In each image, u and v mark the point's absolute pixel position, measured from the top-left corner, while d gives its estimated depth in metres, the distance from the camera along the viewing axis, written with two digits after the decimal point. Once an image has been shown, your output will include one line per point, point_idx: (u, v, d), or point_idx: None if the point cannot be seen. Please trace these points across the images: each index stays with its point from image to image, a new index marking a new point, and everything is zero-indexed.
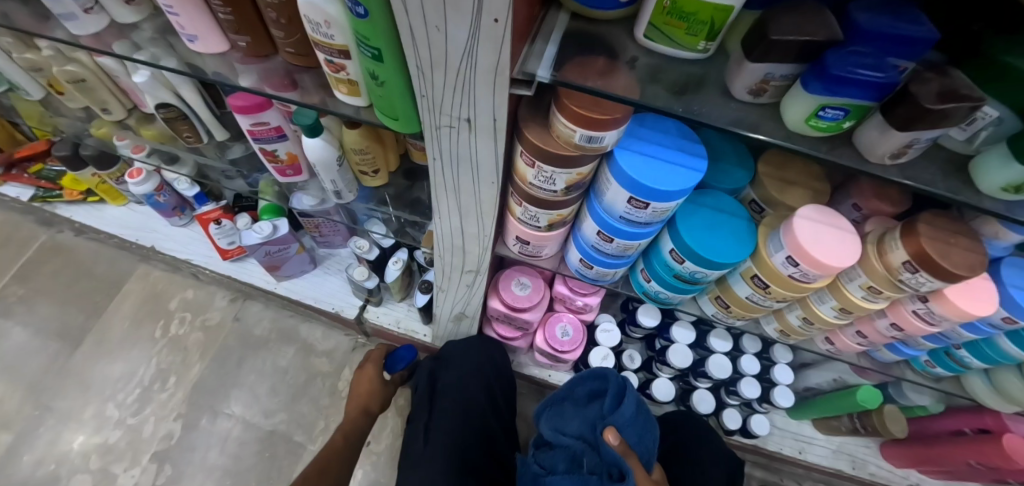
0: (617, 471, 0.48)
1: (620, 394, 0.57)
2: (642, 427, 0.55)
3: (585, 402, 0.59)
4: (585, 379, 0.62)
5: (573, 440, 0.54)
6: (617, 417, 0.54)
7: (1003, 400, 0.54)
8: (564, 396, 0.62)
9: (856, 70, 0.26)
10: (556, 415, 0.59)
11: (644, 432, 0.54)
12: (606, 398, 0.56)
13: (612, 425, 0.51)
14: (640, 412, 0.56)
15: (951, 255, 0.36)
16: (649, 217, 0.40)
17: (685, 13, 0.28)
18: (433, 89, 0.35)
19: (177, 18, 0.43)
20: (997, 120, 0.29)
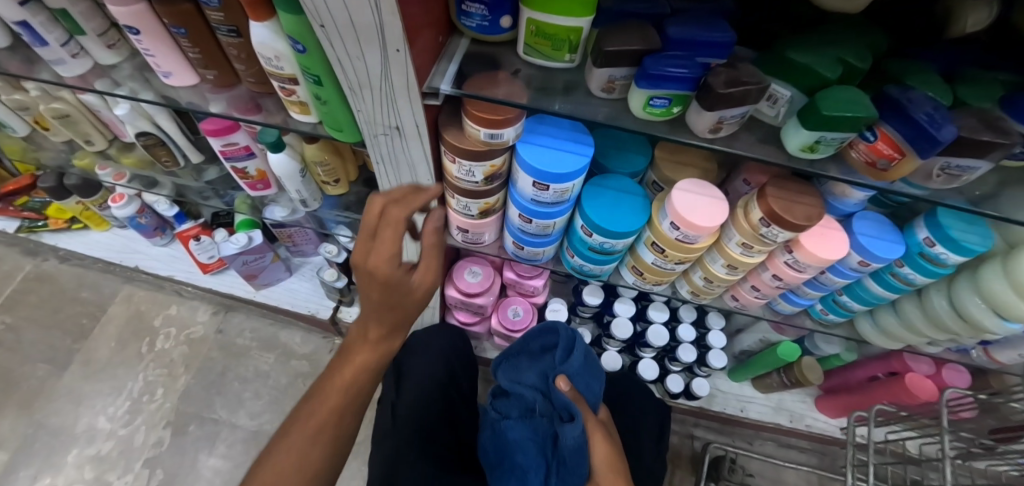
0: (567, 414, 0.54)
1: (569, 346, 0.66)
2: (591, 376, 0.64)
3: (539, 355, 0.69)
4: (538, 335, 0.71)
5: (528, 390, 0.64)
6: (566, 368, 0.62)
7: (885, 338, 0.64)
8: (521, 350, 0.72)
9: (668, 69, 0.35)
10: (513, 367, 0.69)
11: (590, 380, 0.63)
12: (557, 352, 0.65)
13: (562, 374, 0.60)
14: (587, 363, 0.65)
15: (792, 210, 0.45)
16: (554, 196, 0.49)
17: (548, 34, 0.37)
18: (365, 105, 0.43)
19: (154, 58, 0.50)
20: (789, 99, 0.38)
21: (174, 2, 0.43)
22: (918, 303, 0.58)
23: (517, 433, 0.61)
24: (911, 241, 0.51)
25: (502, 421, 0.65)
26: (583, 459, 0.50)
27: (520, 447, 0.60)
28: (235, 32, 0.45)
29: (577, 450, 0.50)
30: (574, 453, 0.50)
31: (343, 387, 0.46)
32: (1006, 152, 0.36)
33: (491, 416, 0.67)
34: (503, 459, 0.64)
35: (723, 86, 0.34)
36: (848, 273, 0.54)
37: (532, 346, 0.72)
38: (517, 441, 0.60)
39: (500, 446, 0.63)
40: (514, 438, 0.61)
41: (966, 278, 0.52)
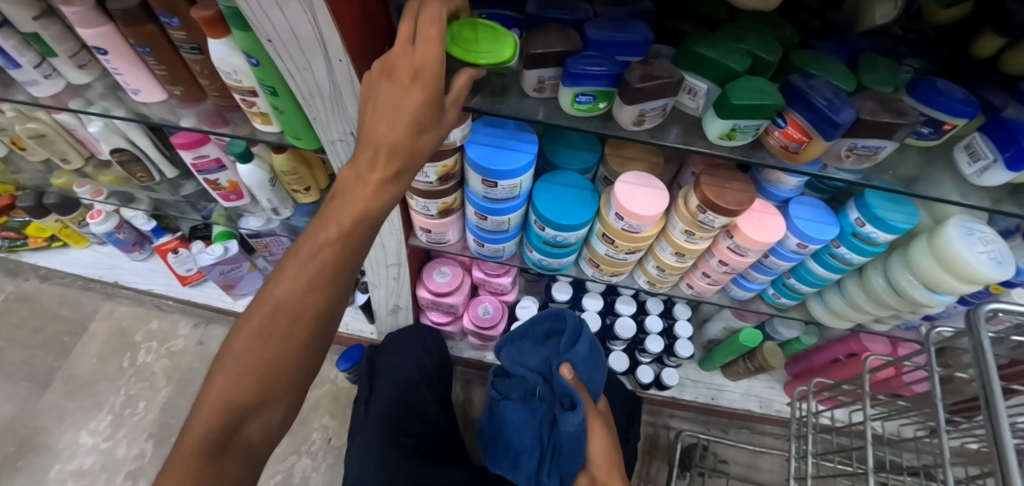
0: (569, 400, 0.56)
1: (575, 336, 0.64)
2: (596, 364, 0.63)
3: (543, 340, 0.67)
4: (543, 320, 0.68)
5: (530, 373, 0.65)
6: (572, 356, 0.62)
7: (836, 318, 0.66)
8: (523, 332, 0.68)
9: (588, 67, 0.38)
10: (515, 348, 0.68)
11: (593, 369, 0.62)
12: (565, 339, 0.63)
13: (567, 363, 0.59)
14: (594, 354, 0.63)
15: (725, 196, 0.48)
16: (504, 193, 0.52)
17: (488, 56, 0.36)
18: (319, 113, 0.46)
19: (123, 76, 0.53)
20: (707, 91, 0.41)
21: (137, 23, 0.46)
22: (860, 282, 0.61)
23: (516, 416, 0.66)
24: (844, 222, 0.54)
25: (501, 401, 0.69)
26: (582, 443, 0.54)
27: (518, 428, 0.66)
28: (197, 49, 0.48)
29: (575, 437, 0.54)
30: (572, 439, 0.54)
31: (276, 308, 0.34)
32: (907, 131, 0.39)
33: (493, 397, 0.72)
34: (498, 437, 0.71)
35: (639, 81, 0.37)
36: (789, 256, 0.57)
37: (535, 329, 0.68)
38: (514, 424, 0.67)
39: (497, 426, 0.70)
40: (513, 419, 0.67)
41: (898, 255, 0.55)
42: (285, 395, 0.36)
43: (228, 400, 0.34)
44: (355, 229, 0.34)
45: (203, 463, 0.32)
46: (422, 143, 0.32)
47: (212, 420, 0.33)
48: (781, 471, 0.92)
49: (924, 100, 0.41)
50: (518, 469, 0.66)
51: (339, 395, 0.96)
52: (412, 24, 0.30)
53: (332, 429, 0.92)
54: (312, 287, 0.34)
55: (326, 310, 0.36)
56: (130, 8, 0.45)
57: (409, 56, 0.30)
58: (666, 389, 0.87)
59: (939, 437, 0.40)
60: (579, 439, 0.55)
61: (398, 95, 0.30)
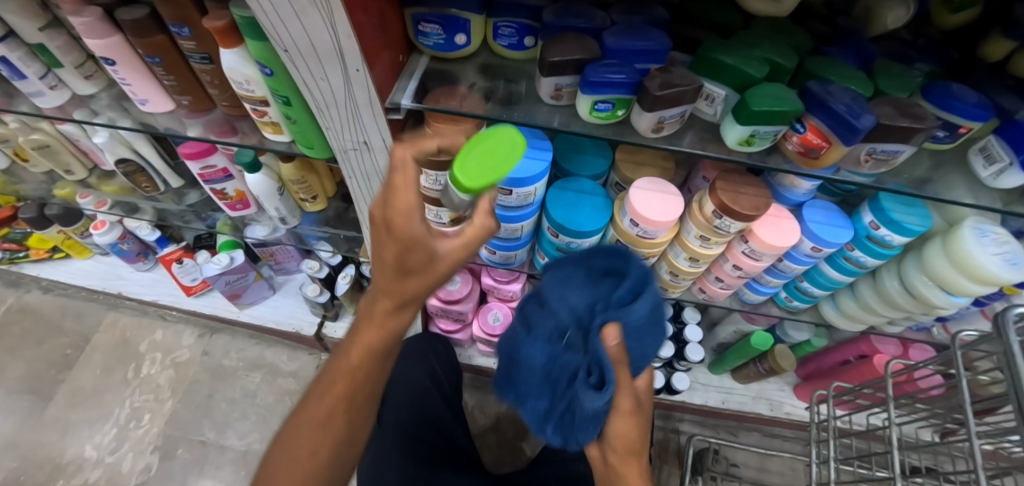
0: (598, 377, 0.43)
1: (638, 289, 0.47)
2: (651, 329, 0.47)
3: (595, 280, 0.50)
4: (598, 255, 0.51)
5: (566, 310, 0.48)
6: (625, 319, 0.45)
7: (849, 320, 0.66)
8: (579, 257, 0.52)
9: (607, 75, 0.38)
10: (562, 275, 0.51)
11: (643, 337, 0.47)
12: (624, 288, 0.46)
13: (612, 325, 0.43)
14: (654, 316, 0.47)
15: (741, 200, 0.48)
16: (518, 201, 0.51)
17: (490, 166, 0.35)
18: (333, 123, 0.46)
19: (131, 87, 0.53)
20: (725, 97, 0.41)
21: (146, 34, 0.46)
22: (873, 285, 0.61)
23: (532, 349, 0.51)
24: (858, 225, 0.54)
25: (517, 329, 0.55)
26: (601, 416, 0.46)
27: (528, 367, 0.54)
28: (207, 59, 0.48)
29: (595, 415, 0.45)
30: (589, 418, 0.46)
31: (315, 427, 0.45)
32: (925, 135, 0.39)
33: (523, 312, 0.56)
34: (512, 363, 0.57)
35: (658, 88, 0.37)
36: (803, 259, 0.56)
37: (594, 257, 0.52)
38: (529, 370, 0.52)
39: (512, 357, 0.57)
40: (526, 355, 0.52)
41: (912, 258, 0.55)
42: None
43: None
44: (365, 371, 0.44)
45: None
46: (410, 282, 0.38)
47: None
48: (792, 473, 0.92)
49: (939, 103, 0.41)
50: (531, 399, 0.55)
51: None
52: (396, 175, 0.35)
53: None
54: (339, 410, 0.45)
55: (355, 415, 0.46)
56: (140, 18, 0.44)
57: (388, 206, 0.35)
58: (676, 393, 0.86)
59: (968, 435, 0.42)
60: (597, 416, 0.46)
61: (381, 247, 0.36)
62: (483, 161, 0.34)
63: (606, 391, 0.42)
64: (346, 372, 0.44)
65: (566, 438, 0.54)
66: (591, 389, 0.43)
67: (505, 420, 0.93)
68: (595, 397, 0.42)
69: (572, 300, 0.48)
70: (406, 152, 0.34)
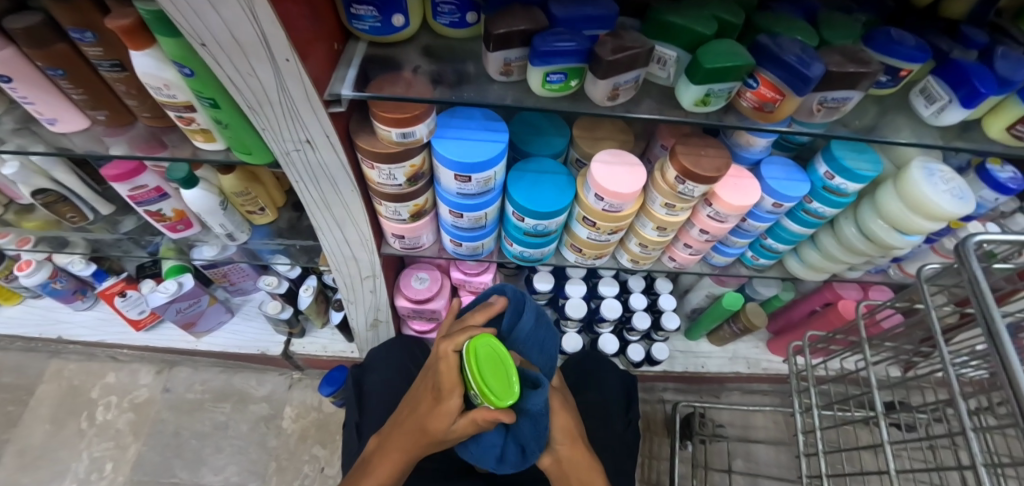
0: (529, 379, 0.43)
1: (517, 312, 0.52)
2: (542, 336, 0.52)
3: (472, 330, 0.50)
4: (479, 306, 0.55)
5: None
6: (514, 337, 0.50)
7: (812, 271, 0.68)
8: (600, 173, 0.49)
9: (555, 43, 0.36)
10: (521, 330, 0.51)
11: (545, 342, 0.52)
12: (505, 313, 0.51)
13: (511, 346, 0.47)
14: (537, 325, 0.52)
15: (701, 163, 0.47)
16: (478, 187, 0.49)
17: (484, 376, 0.38)
18: (269, 123, 0.42)
19: (34, 106, 0.47)
20: (676, 58, 0.41)
21: (43, 43, 0.40)
22: (833, 234, 0.63)
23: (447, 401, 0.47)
24: (814, 177, 0.55)
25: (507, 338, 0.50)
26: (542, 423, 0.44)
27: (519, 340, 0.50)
28: (119, 66, 0.43)
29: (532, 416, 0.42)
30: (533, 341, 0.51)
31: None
32: (871, 80, 0.40)
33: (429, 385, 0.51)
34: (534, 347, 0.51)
35: (611, 54, 0.36)
36: (766, 216, 0.57)
37: (610, 178, 0.49)
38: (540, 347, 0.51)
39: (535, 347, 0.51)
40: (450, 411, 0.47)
41: (867, 204, 0.57)
42: None
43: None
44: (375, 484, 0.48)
45: None
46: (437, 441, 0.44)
47: None
48: (774, 425, 0.95)
49: (881, 49, 0.42)
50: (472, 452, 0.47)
51: (325, 421, 0.91)
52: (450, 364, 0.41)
53: (323, 457, 0.88)
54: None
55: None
56: (35, 26, 0.39)
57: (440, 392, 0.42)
58: (658, 364, 0.87)
59: (942, 363, 0.44)
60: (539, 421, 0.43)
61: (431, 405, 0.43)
62: (493, 373, 0.38)
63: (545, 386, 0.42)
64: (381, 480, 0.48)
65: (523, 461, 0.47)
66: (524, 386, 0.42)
67: None
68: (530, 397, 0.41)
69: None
70: (448, 345, 0.40)
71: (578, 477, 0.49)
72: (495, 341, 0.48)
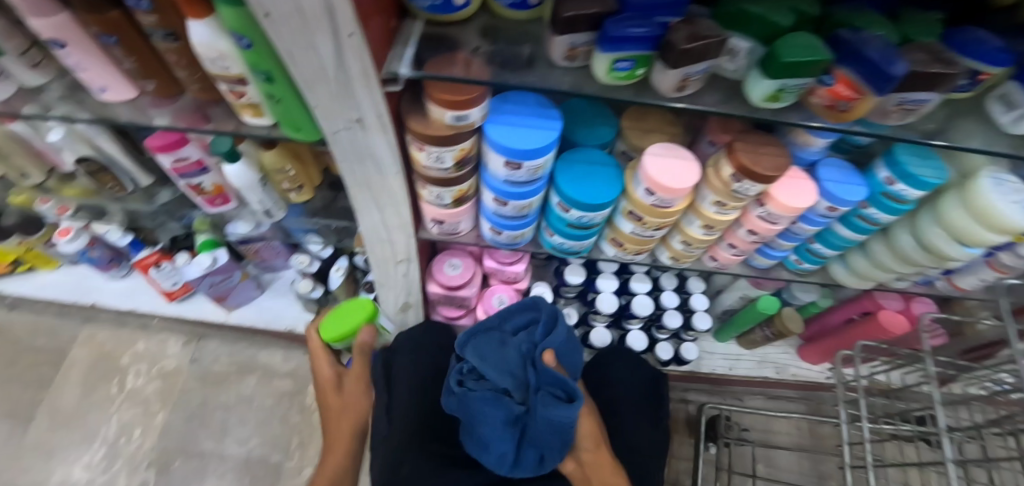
0: (565, 391, 0.53)
1: (550, 324, 0.61)
2: (569, 347, 0.62)
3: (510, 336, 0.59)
4: (516, 311, 0.63)
5: (506, 381, 0.54)
6: (549, 342, 0.58)
7: (858, 279, 0.66)
8: (652, 165, 0.48)
9: (627, 29, 0.34)
10: (556, 339, 0.60)
11: (567, 351, 0.61)
12: (541, 325, 0.60)
13: (550, 349, 0.57)
14: (567, 338, 0.62)
15: (760, 161, 0.46)
16: (527, 175, 0.48)
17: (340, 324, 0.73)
18: (322, 100, 0.41)
19: (85, 73, 0.47)
20: (749, 50, 0.39)
21: (99, 10, 0.40)
22: (885, 242, 0.60)
23: (482, 405, 0.54)
24: (873, 183, 0.53)
25: (543, 347, 0.58)
26: (565, 432, 0.53)
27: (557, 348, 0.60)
28: (172, 36, 0.42)
29: (560, 428, 0.52)
30: (565, 350, 0.62)
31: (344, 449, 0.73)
32: (955, 82, 0.38)
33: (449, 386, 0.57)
34: (565, 357, 0.62)
35: (686, 42, 0.34)
36: (819, 220, 0.55)
37: (663, 171, 0.48)
38: (567, 361, 0.62)
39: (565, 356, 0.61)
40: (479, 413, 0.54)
41: (926, 213, 0.55)
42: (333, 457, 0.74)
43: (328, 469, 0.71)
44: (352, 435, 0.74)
45: None
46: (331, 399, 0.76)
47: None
48: (797, 432, 0.94)
49: (962, 50, 0.39)
50: (489, 457, 0.57)
51: None
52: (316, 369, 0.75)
53: (345, 437, 0.89)
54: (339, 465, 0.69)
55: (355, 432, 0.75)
56: None
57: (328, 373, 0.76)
58: (686, 364, 0.85)
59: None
60: (562, 430, 0.53)
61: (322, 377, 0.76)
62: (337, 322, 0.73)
63: (578, 400, 0.53)
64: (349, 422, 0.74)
65: (540, 468, 0.57)
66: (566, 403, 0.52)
67: None
68: (569, 409, 0.52)
69: (502, 380, 0.53)
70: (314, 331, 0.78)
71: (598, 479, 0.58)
72: (532, 345, 0.57)
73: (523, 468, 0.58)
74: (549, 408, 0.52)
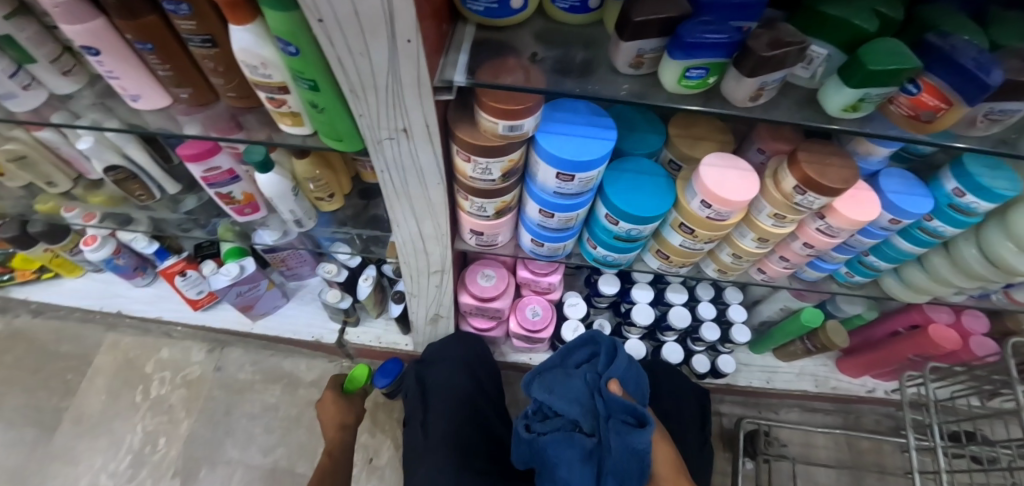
0: (634, 418, 0.50)
1: (613, 353, 0.59)
2: (636, 376, 0.58)
3: (573, 369, 0.59)
4: (576, 347, 0.63)
5: (576, 412, 0.54)
6: (614, 371, 0.56)
7: (913, 293, 0.63)
8: (709, 176, 0.45)
9: (704, 35, 0.32)
10: (622, 367, 0.57)
11: (638, 378, 0.58)
12: (602, 356, 0.58)
13: (616, 379, 0.55)
14: (632, 365, 0.58)
15: (828, 174, 0.43)
16: (578, 187, 0.46)
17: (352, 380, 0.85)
18: (369, 109, 0.39)
19: (119, 81, 0.45)
20: (828, 57, 0.36)
21: (136, 14, 0.38)
22: (946, 255, 0.57)
23: (555, 446, 0.53)
24: (939, 194, 0.50)
25: (605, 375, 0.55)
26: (644, 461, 0.48)
27: (625, 378, 0.57)
28: (210, 42, 0.40)
29: (637, 455, 0.48)
30: (632, 378, 0.57)
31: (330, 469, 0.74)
32: None
33: (520, 432, 0.58)
34: (636, 386, 0.57)
35: (767, 49, 0.32)
36: (879, 233, 0.52)
37: (722, 182, 0.45)
38: (637, 389, 0.57)
39: (633, 386, 0.57)
40: (554, 455, 0.54)
41: (994, 224, 0.51)
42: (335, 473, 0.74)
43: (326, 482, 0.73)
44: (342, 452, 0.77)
45: None
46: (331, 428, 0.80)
47: None
48: (836, 447, 0.91)
49: None
50: None
51: (374, 411, 0.90)
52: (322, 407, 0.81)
53: (371, 448, 0.87)
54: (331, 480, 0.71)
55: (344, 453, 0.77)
56: None
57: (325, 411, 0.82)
58: (723, 377, 0.83)
59: None
60: (640, 460, 0.49)
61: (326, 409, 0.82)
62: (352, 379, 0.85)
63: (652, 425, 0.48)
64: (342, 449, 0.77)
65: None
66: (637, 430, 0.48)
67: None
68: (642, 436, 0.48)
69: (571, 410, 0.54)
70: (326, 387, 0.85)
71: None
72: (595, 375, 0.56)
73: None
74: (623, 435, 0.49)
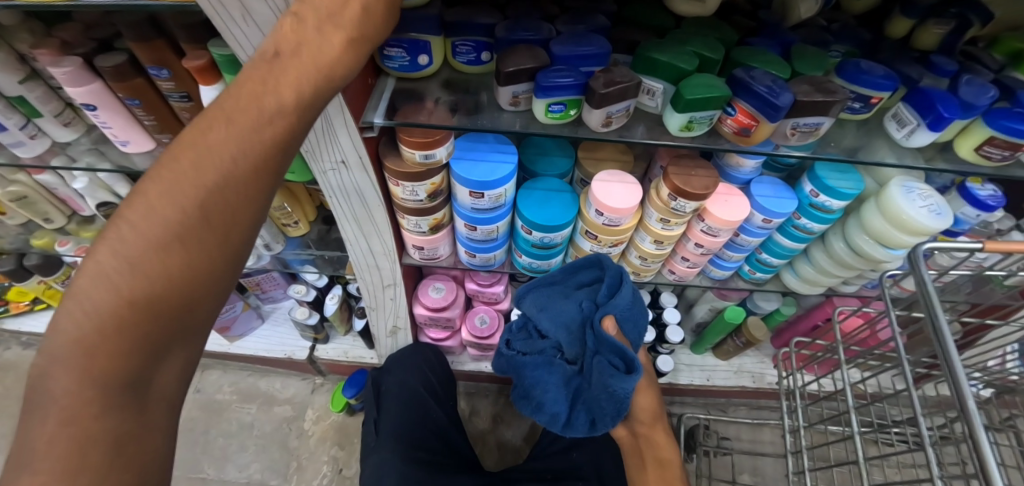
0: (621, 362, 0.54)
1: (616, 284, 0.59)
2: (636, 314, 0.59)
3: (573, 291, 0.62)
4: (582, 267, 0.63)
5: (563, 338, 0.61)
6: (613, 306, 0.57)
7: (807, 285, 0.72)
8: (601, 189, 0.55)
9: (553, 79, 0.42)
10: (621, 305, 0.58)
11: (636, 316, 0.59)
12: (603, 287, 0.59)
13: (611, 317, 0.57)
14: (632, 302, 0.59)
15: (692, 182, 0.52)
16: (490, 203, 0.55)
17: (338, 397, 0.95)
18: (311, 145, 0.49)
19: (111, 130, 0.54)
20: (662, 90, 0.46)
21: (127, 78, 0.48)
22: (824, 248, 0.66)
23: (537, 369, 0.62)
24: (801, 195, 0.58)
25: (601, 312, 0.57)
26: (621, 400, 0.55)
27: (623, 316, 0.58)
28: (186, 97, 0.50)
29: (617, 398, 0.54)
30: (629, 316, 0.59)
31: (195, 176, 0.24)
32: (840, 107, 0.44)
33: (502, 348, 0.68)
34: (631, 325, 0.60)
35: (603, 87, 0.42)
36: (757, 231, 0.61)
37: (611, 193, 0.55)
38: (631, 330, 0.60)
39: (627, 324, 0.59)
40: (535, 374, 0.63)
41: (853, 221, 0.61)
42: (238, 214, 0.26)
43: (164, 234, 0.24)
44: (221, 204, 0.25)
45: (119, 395, 0.24)
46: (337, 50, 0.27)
47: (92, 364, 0.23)
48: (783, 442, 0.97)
49: (851, 78, 0.46)
50: (542, 416, 0.64)
51: (344, 424, 0.96)
52: None
53: (341, 460, 0.92)
54: (187, 228, 0.24)
55: (248, 197, 0.26)
56: (121, 64, 0.46)
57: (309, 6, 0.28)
58: (663, 376, 0.90)
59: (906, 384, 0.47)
60: (617, 398, 0.55)
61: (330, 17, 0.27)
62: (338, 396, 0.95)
63: (636, 374, 0.53)
64: (208, 165, 0.24)
65: (592, 431, 0.61)
66: (621, 375, 0.53)
67: (503, 421, 0.96)
68: (625, 381, 0.53)
69: (558, 334, 0.60)
70: None
71: (655, 454, 0.60)
72: (594, 307, 0.58)
73: (575, 429, 0.63)
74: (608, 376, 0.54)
